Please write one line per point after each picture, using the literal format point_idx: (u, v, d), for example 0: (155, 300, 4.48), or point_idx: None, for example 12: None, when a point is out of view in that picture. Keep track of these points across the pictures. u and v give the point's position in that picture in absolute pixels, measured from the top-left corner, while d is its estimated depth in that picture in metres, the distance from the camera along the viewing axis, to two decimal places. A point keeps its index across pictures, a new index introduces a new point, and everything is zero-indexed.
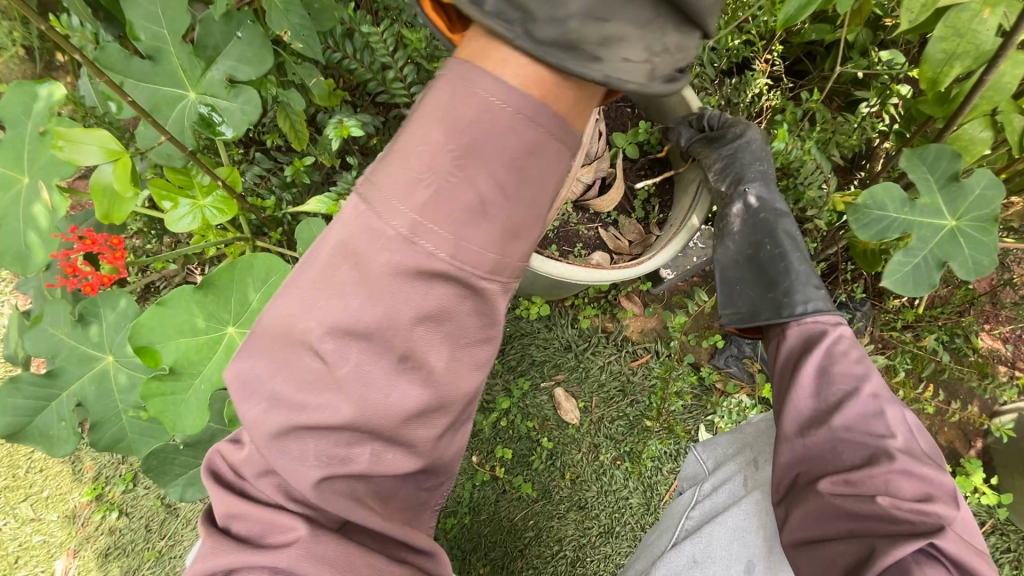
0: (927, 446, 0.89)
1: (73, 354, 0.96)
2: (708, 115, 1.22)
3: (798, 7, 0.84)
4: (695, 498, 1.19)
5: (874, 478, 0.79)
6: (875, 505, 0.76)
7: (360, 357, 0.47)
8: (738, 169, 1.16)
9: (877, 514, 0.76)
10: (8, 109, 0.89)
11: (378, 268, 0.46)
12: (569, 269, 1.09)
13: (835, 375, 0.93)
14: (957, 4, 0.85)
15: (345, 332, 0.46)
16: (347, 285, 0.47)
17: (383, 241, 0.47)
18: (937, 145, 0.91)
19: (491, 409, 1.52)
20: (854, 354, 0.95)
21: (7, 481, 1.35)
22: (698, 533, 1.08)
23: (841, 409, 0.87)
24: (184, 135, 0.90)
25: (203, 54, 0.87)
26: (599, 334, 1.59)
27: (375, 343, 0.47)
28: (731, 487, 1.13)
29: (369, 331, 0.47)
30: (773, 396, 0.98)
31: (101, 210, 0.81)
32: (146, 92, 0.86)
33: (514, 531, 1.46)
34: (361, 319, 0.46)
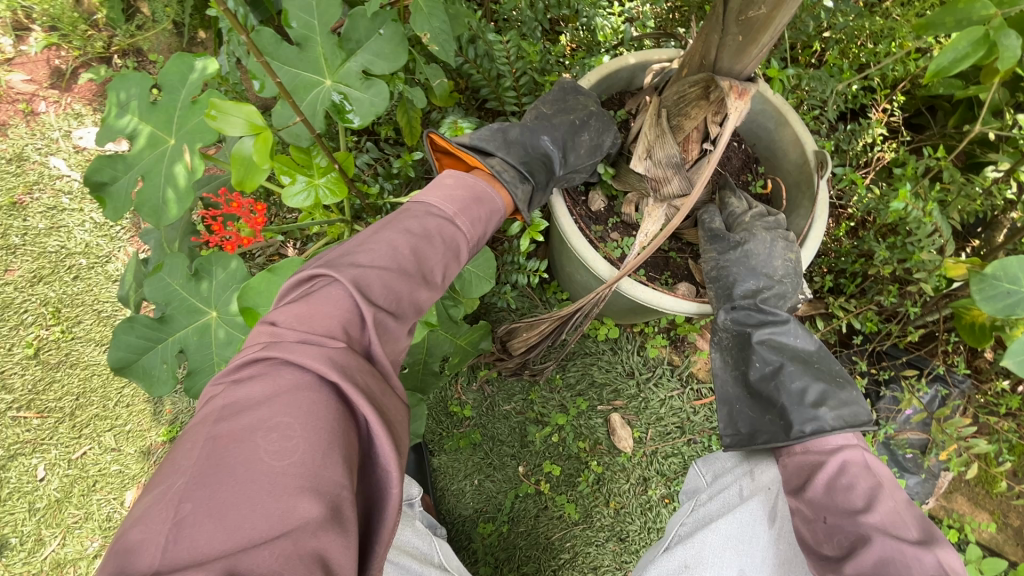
0: (477, 227, 0.83)
1: (183, 304, 1.04)
2: (717, 229, 1.06)
3: (954, 59, 0.78)
4: (691, 506, 1.06)
5: (852, 492, 0.81)
6: (830, 499, 0.82)
7: (331, 514, 0.48)
8: (726, 282, 1.03)
9: (840, 505, 0.81)
10: (168, 77, 1.00)
11: (378, 290, 0.64)
12: (658, 296, 1.06)
13: (841, 500, 0.81)
14: (1002, 31, 0.74)
15: (306, 470, 0.48)
16: (380, 248, 0.69)
17: (397, 245, 0.70)
18: (1001, 260, 0.87)
19: (545, 423, 1.50)
20: (862, 488, 0.81)
21: (99, 410, 1.46)
22: (691, 539, 0.97)
23: (855, 556, 0.76)
24: (315, 117, 0.96)
25: (346, 46, 0.94)
26: (664, 366, 1.54)
27: (309, 486, 0.48)
28: (730, 494, 0.99)
29: (311, 410, 0.51)
30: (828, 519, 0.81)
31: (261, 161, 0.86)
32: (290, 73, 0.93)
33: (549, 549, 1.44)
34: (295, 396, 0.52)
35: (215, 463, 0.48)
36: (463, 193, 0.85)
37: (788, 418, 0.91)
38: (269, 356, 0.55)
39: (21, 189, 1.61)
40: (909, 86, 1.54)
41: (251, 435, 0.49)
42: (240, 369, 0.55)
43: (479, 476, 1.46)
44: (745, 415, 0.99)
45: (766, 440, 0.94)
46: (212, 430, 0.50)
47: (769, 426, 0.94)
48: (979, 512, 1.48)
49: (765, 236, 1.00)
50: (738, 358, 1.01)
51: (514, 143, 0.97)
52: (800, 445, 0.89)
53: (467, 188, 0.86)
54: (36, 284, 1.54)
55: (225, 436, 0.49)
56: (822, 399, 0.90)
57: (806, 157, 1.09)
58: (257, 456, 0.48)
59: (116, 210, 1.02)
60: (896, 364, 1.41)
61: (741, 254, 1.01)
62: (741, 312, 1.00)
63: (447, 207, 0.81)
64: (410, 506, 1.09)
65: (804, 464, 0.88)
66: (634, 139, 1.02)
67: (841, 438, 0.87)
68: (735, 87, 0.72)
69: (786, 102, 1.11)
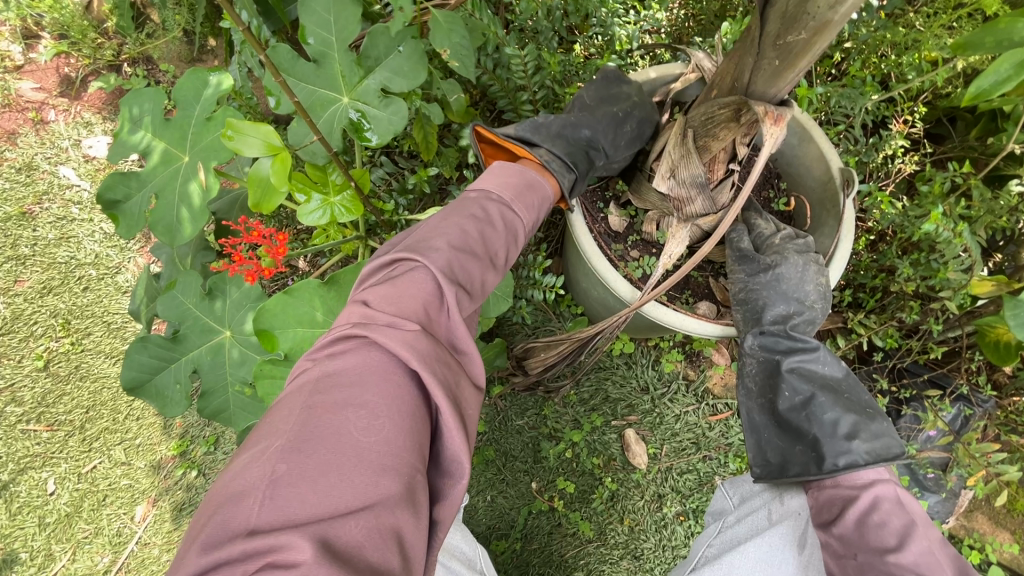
0: (534, 215, 0.82)
1: (196, 324, 1.02)
2: (743, 249, 1.03)
3: (995, 81, 0.75)
4: (719, 528, 1.04)
5: (884, 530, 0.79)
6: (862, 538, 0.80)
7: (408, 497, 0.48)
8: (755, 309, 1.00)
9: (872, 544, 0.79)
10: (182, 93, 0.99)
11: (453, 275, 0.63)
12: (680, 318, 1.04)
13: (873, 538, 0.79)
14: None
15: (392, 452, 0.48)
16: (451, 229, 0.68)
17: (463, 226, 0.69)
18: None
19: (558, 438, 1.48)
20: (893, 526, 0.79)
21: (108, 423, 1.45)
22: (716, 560, 0.94)
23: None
24: (332, 135, 0.94)
25: (365, 64, 0.92)
26: (679, 381, 1.52)
27: (392, 467, 0.48)
28: (757, 516, 0.95)
29: (395, 396, 0.51)
30: (861, 559, 0.80)
31: (278, 182, 0.83)
32: (306, 91, 0.91)
33: (562, 567, 1.42)
34: (384, 375, 0.52)
35: (307, 432, 0.47)
36: (519, 179, 0.83)
37: (820, 450, 0.88)
38: (358, 335, 0.55)
39: (31, 199, 1.60)
40: (930, 97, 1.52)
41: (342, 410, 0.49)
42: (332, 344, 0.55)
43: (491, 492, 1.45)
44: (774, 444, 0.96)
45: (796, 473, 0.91)
46: (306, 400, 0.50)
47: (799, 457, 0.92)
48: (1000, 531, 1.45)
49: (797, 260, 0.97)
50: (767, 385, 0.99)
51: (557, 134, 0.94)
52: (832, 479, 0.87)
53: (517, 172, 0.84)
54: (45, 295, 1.53)
55: (319, 408, 0.49)
56: (855, 431, 0.88)
57: (832, 175, 1.06)
58: (346, 430, 0.48)
59: (130, 228, 1.01)
60: (918, 382, 1.38)
61: (771, 278, 0.98)
62: (769, 338, 0.97)
63: (504, 190, 0.79)
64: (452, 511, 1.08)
65: (835, 498, 0.86)
66: (657, 156, 0.99)
67: (872, 474, 0.84)
68: (770, 112, 0.68)
69: (811, 119, 1.09)
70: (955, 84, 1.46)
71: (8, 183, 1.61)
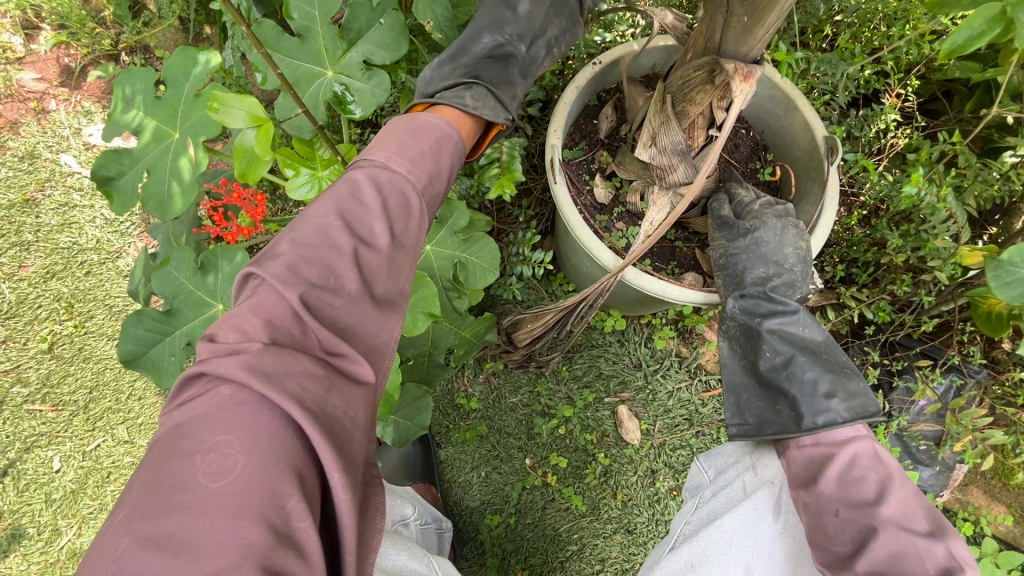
0: (435, 176, 0.75)
1: (190, 297, 1.05)
2: (724, 214, 1.04)
3: (967, 38, 0.76)
4: (696, 504, 1.06)
5: (864, 484, 0.79)
6: (841, 493, 0.80)
7: (280, 526, 0.47)
8: (736, 272, 1.01)
9: (850, 499, 0.79)
10: (172, 71, 1.01)
11: (304, 272, 0.60)
12: (663, 286, 1.05)
13: (851, 493, 0.80)
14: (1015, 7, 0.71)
15: (248, 486, 0.47)
16: (315, 230, 0.63)
17: (331, 218, 0.64)
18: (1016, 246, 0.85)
19: (551, 415, 1.49)
20: (871, 479, 0.80)
21: (111, 403, 1.48)
22: (696, 537, 0.97)
23: (866, 550, 0.74)
24: (316, 109, 0.96)
25: (347, 37, 0.93)
26: (672, 358, 1.52)
27: (253, 501, 0.47)
28: (733, 490, 0.99)
29: (246, 426, 0.50)
30: (839, 514, 0.79)
31: (263, 151, 0.85)
32: (291, 65, 0.93)
33: (556, 541, 1.44)
34: (226, 415, 0.50)
35: (157, 495, 0.47)
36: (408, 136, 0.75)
37: (799, 409, 0.89)
38: (203, 374, 0.53)
39: (33, 186, 1.63)
40: (924, 70, 1.50)
41: (190, 459, 0.49)
42: (181, 391, 0.54)
43: (486, 468, 1.47)
44: (753, 406, 0.98)
45: (775, 432, 0.92)
46: (160, 458, 0.50)
47: (778, 417, 0.93)
48: (996, 505, 1.45)
49: (776, 223, 0.98)
50: (745, 349, 1.00)
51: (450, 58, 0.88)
52: (811, 437, 0.87)
53: (406, 126, 0.77)
54: (49, 279, 1.56)
55: (167, 463, 0.49)
56: (833, 390, 0.89)
57: (816, 143, 1.06)
58: (195, 480, 0.47)
59: (123, 205, 1.03)
60: (910, 355, 1.38)
61: (750, 241, 0.99)
62: (749, 300, 0.98)
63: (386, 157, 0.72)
64: (405, 528, 1.08)
65: (813, 459, 0.86)
66: (639, 125, 1.00)
67: (850, 430, 0.85)
68: (740, 69, 0.70)
69: (795, 87, 1.09)
70: (948, 56, 1.44)
71: (11, 171, 1.64)
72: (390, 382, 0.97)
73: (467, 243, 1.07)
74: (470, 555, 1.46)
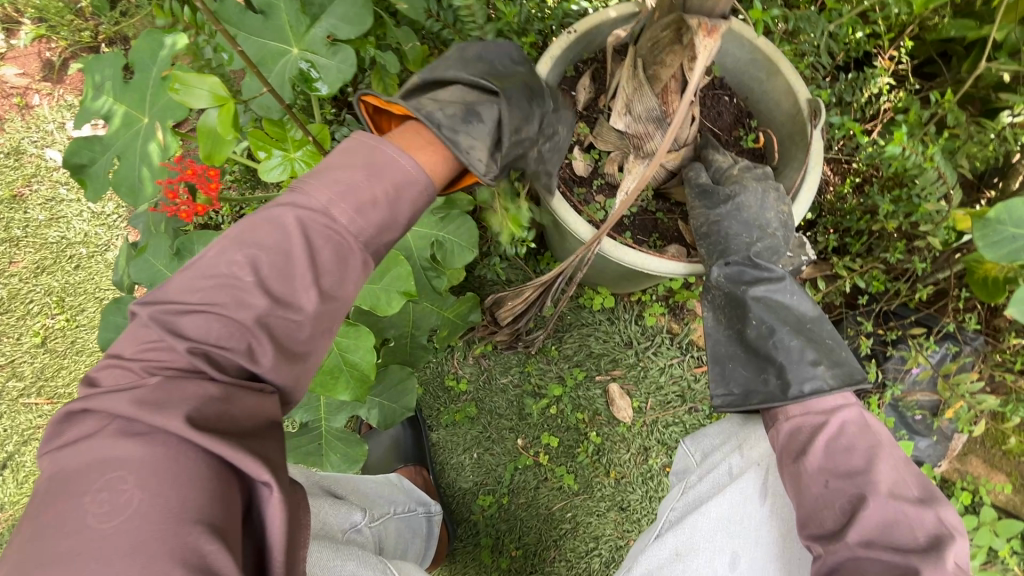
0: (379, 219, 0.66)
1: (168, 284, 1.05)
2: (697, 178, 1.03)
3: None
4: (683, 488, 1.03)
5: (856, 453, 0.78)
6: (833, 462, 0.78)
7: (182, 554, 0.47)
8: (722, 241, 0.99)
9: (841, 468, 0.77)
10: (138, 55, 0.99)
11: (192, 325, 0.57)
12: (642, 258, 1.03)
13: (842, 462, 0.77)
14: None
15: (143, 523, 0.48)
16: (224, 278, 0.59)
17: (238, 260, 0.60)
18: (1004, 204, 0.82)
19: (542, 395, 1.48)
20: (862, 448, 0.78)
21: None
22: (682, 523, 0.95)
23: (856, 519, 0.72)
24: (283, 88, 0.95)
25: (310, 11, 0.91)
26: (663, 335, 1.50)
27: (151, 537, 0.47)
28: (718, 474, 0.96)
29: (140, 463, 0.49)
30: (829, 484, 0.76)
31: (227, 131, 0.84)
32: (255, 44, 0.91)
33: (550, 520, 1.44)
34: (114, 453, 0.50)
35: (50, 538, 0.47)
36: (363, 171, 0.66)
37: (786, 376, 0.87)
38: (86, 413, 0.52)
39: (20, 181, 1.64)
40: (918, 30, 1.45)
41: (77, 501, 0.48)
42: (57, 432, 0.52)
43: (477, 449, 1.47)
44: (739, 374, 0.95)
45: (760, 400, 0.90)
46: (42, 506, 0.49)
47: (763, 385, 0.91)
48: (995, 474, 1.42)
49: (757, 188, 0.97)
50: (730, 317, 0.98)
51: (473, 69, 0.82)
52: (799, 407, 0.84)
53: (364, 159, 0.67)
54: (39, 274, 1.57)
55: (55, 505, 0.49)
56: (819, 358, 0.88)
57: (800, 107, 1.03)
58: (84, 521, 0.47)
59: (97, 192, 1.03)
60: (904, 323, 1.35)
61: (732, 208, 0.97)
62: (734, 269, 0.96)
63: (322, 194, 0.63)
64: (357, 535, 0.96)
65: (800, 429, 0.83)
66: (614, 93, 0.98)
67: (833, 400, 0.84)
68: (703, 24, 0.68)
69: (777, 49, 1.05)
70: (943, 14, 1.39)
71: None
72: (368, 362, 0.96)
73: (444, 222, 1.05)
74: (464, 536, 1.46)
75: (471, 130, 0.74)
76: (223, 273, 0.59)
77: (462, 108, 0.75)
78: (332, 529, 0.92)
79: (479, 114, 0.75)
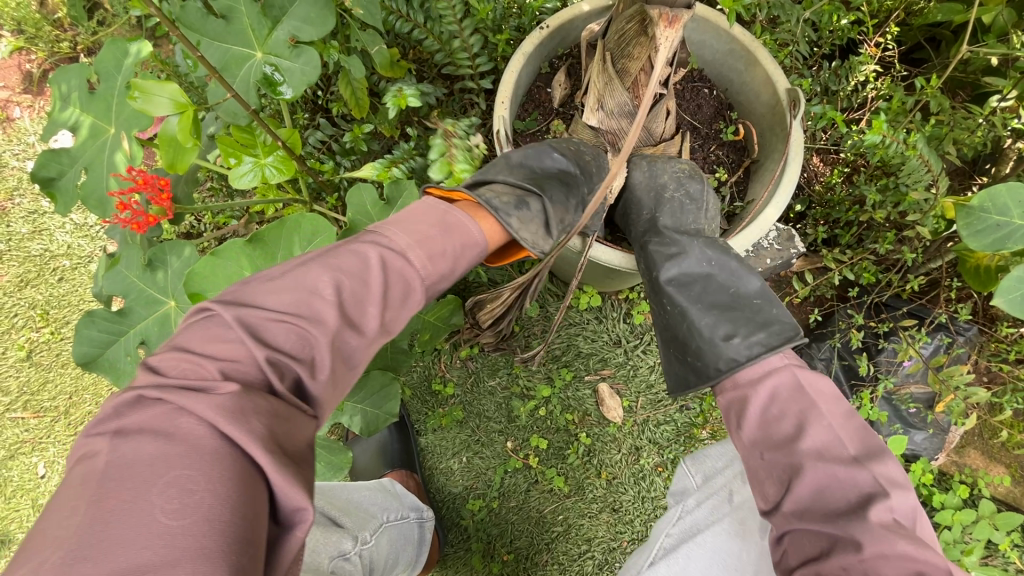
0: (439, 271, 0.73)
1: (141, 295, 1.04)
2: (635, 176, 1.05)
3: None
4: (677, 514, 1.00)
5: (788, 420, 0.78)
6: (773, 433, 0.78)
7: (236, 568, 0.45)
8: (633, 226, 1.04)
9: (778, 439, 0.78)
10: (103, 64, 0.97)
11: (279, 336, 0.59)
12: (621, 256, 1.01)
13: (779, 432, 0.78)
14: None
15: (208, 525, 0.45)
16: (305, 300, 0.61)
17: (323, 284, 0.63)
18: (987, 191, 0.79)
19: (531, 397, 1.47)
20: (793, 413, 0.79)
21: (91, 407, 1.49)
22: (675, 552, 0.93)
23: (791, 489, 0.73)
24: (248, 94, 0.93)
25: (271, 14, 0.89)
26: (652, 333, 1.48)
27: (215, 543, 0.45)
28: (718, 500, 0.95)
29: (213, 462, 0.48)
30: (772, 458, 0.77)
31: (185, 141, 0.83)
32: (218, 49, 0.89)
33: (541, 523, 1.42)
34: (195, 452, 0.48)
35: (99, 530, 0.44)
36: (435, 228, 0.75)
37: (703, 358, 0.91)
38: (169, 401, 0.51)
39: (2, 195, 1.63)
40: (904, 15, 1.42)
41: (142, 495, 0.45)
42: (136, 412, 0.50)
43: (467, 453, 1.45)
44: (676, 363, 0.97)
45: (693, 385, 0.92)
46: (96, 492, 0.46)
47: (692, 369, 0.93)
48: (993, 465, 1.40)
49: (644, 166, 1.04)
50: (657, 305, 1.00)
51: (516, 166, 0.90)
52: (727, 381, 0.87)
53: (438, 220, 0.77)
54: (23, 288, 1.56)
55: (109, 499, 0.45)
56: (733, 331, 0.90)
57: (779, 96, 1.00)
58: (151, 518, 0.44)
59: (67, 205, 1.01)
60: (896, 315, 1.32)
61: (657, 199, 1.02)
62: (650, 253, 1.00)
63: (400, 238, 0.72)
64: (344, 564, 0.96)
65: (732, 406, 0.85)
66: (586, 89, 0.96)
67: (763, 366, 0.85)
68: (662, 15, 0.71)
69: (753, 38, 1.03)
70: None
71: None
72: None
73: None
74: (455, 541, 1.44)
75: (528, 222, 0.86)
76: (305, 294, 0.62)
77: (518, 202, 0.86)
78: (318, 559, 0.92)
79: (533, 204, 0.87)
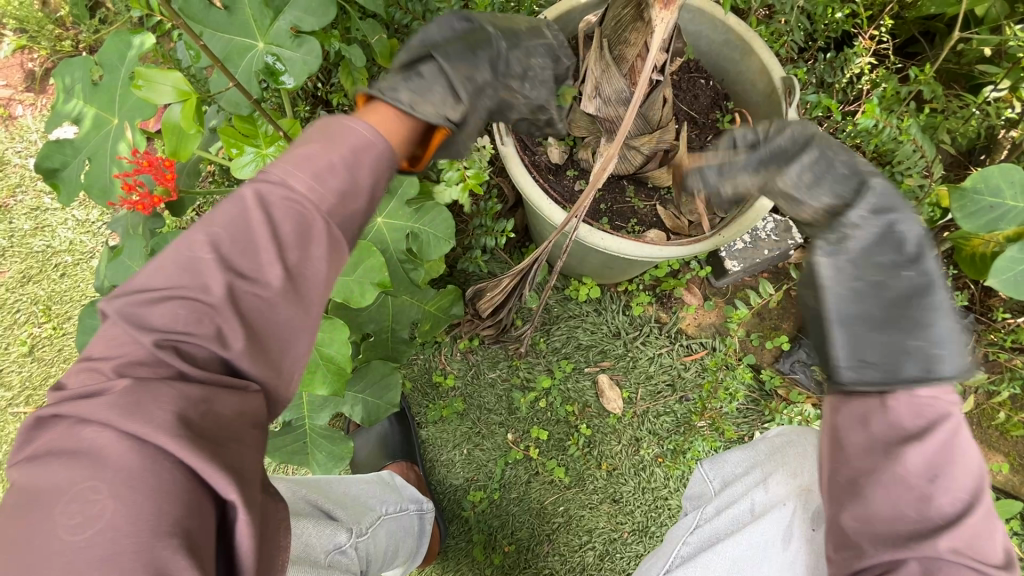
0: (346, 188, 0.56)
1: None
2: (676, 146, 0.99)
3: None
4: (697, 520, 0.96)
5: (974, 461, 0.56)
6: (960, 468, 0.55)
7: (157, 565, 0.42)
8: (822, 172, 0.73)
9: (962, 477, 0.55)
10: (106, 56, 0.98)
11: (160, 316, 0.50)
12: (617, 242, 1.02)
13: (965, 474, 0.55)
14: None
15: (140, 536, 0.43)
16: (185, 271, 0.51)
17: (202, 246, 0.52)
18: (980, 174, 0.81)
19: (531, 388, 1.47)
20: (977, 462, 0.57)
21: None
22: (694, 561, 0.89)
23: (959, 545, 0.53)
24: (250, 83, 0.94)
25: (273, 4, 0.90)
26: (651, 324, 1.49)
27: (127, 546, 0.42)
28: (739, 510, 0.89)
29: (110, 468, 0.44)
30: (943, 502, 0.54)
31: (189, 126, 0.84)
32: (221, 40, 0.90)
33: (542, 515, 1.43)
34: (90, 464, 0.44)
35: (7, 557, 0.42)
36: (324, 143, 0.57)
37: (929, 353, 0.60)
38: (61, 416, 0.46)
39: (5, 192, 1.64)
40: (898, 8, 1.43)
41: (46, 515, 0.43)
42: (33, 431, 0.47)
43: (468, 445, 1.45)
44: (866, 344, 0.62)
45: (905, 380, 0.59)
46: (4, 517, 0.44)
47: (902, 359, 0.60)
48: (992, 454, 1.40)
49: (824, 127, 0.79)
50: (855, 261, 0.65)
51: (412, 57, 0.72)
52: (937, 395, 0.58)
53: (325, 133, 0.58)
54: (25, 283, 1.57)
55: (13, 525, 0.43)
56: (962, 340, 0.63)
57: (775, 85, 1.01)
58: (56, 538, 0.42)
59: (70, 196, 1.02)
60: None
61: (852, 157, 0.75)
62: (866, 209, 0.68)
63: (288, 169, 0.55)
64: (341, 558, 0.94)
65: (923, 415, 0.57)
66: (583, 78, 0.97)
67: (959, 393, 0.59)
68: None
69: (749, 28, 1.04)
70: None
71: None
72: (345, 357, 0.95)
73: (419, 213, 1.05)
74: (456, 533, 1.44)
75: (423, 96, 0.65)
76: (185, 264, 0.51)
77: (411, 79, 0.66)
78: (314, 554, 0.90)
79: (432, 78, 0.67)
